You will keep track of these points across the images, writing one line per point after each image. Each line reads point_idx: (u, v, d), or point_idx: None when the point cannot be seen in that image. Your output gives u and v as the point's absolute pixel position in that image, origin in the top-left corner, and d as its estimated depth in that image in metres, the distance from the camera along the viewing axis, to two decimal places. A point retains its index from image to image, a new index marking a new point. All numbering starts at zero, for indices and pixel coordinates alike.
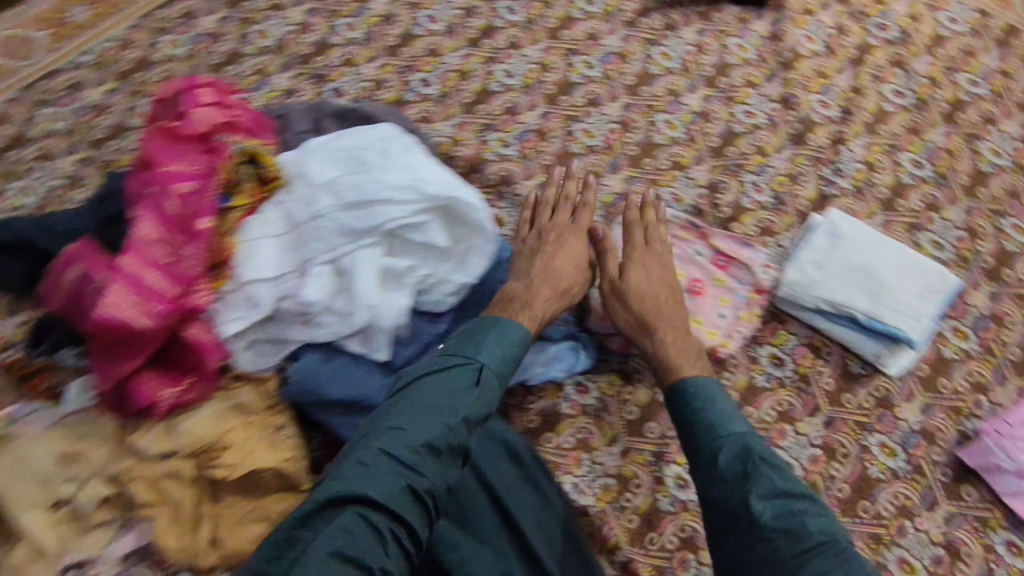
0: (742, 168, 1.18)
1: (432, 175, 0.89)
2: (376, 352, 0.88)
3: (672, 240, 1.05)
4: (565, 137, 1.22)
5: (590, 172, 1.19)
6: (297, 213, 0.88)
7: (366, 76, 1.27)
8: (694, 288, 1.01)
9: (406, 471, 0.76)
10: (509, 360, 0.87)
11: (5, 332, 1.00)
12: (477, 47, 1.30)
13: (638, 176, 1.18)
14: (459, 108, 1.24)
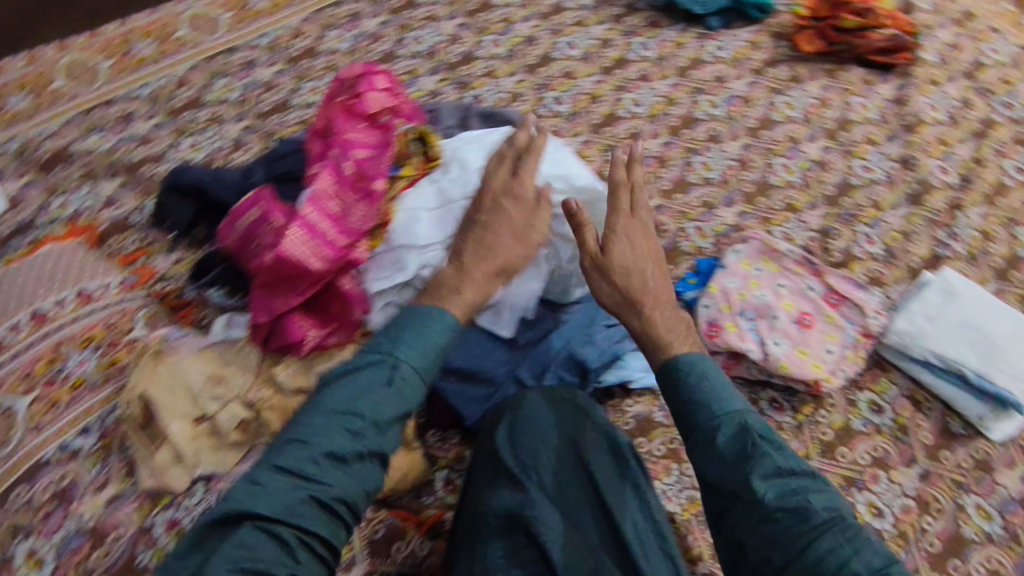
0: (856, 218, 1.21)
1: (577, 171, 1.00)
2: (501, 328, 0.97)
3: (787, 272, 1.09)
4: (685, 166, 1.28)
5: (705, 202, 1.24)
6: (452, 192, 0.98)
7: (506, 86, 1.36)
8: (805, 320, 1.04)
9: (304, 481, 0.70)
10: (426, 351, 0.79)
11: (163, 266, 1.11)
12: (610, 75, 1.39)
13: (751, 212, 1.22)
14: (587, 128, 1.32)
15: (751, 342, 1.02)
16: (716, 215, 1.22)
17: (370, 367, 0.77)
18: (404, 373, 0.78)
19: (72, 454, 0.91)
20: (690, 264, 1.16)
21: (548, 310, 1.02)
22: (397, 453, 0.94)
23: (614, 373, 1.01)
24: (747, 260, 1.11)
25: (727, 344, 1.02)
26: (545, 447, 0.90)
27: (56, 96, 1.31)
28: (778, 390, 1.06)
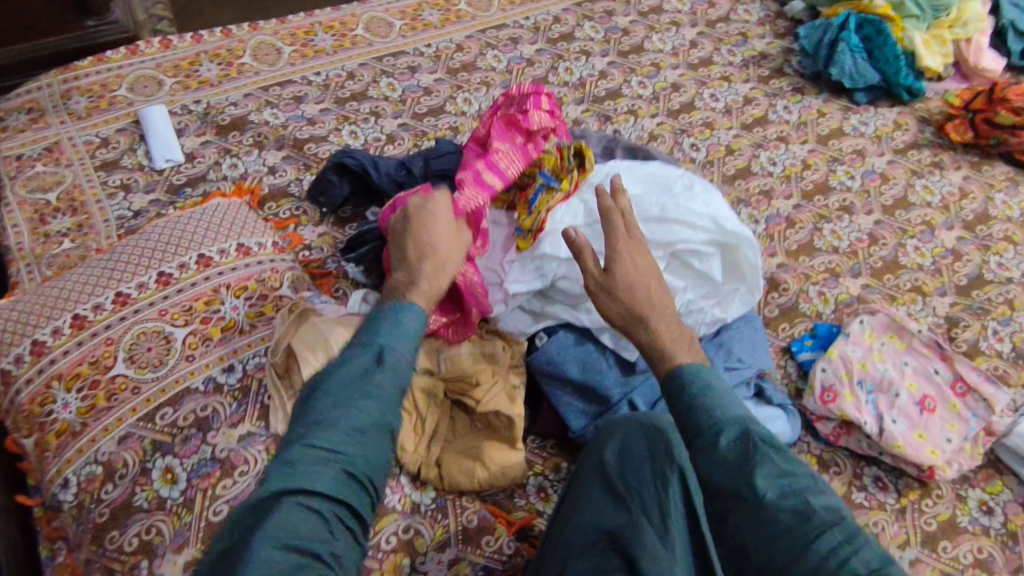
0: (986, 313, 1.19)
1: (728, 215, 0.99)
2: (624, 352, 0.99)
3: (913, 352, 1.10)
4: (814, 230, 1.29)
5: (830, 269, 1.24)
6: (598, 213, 1.01)
7: (648, 126, 1.42)
8: (926, 404, 1.04)
9: (329, 457, 0.64)
10: (417, 335, 0.76)
11: (311, 237, 1.21)
12: (748, 132, 1.43)
13: (876, 287, 1.21)
14: (720, 178, 1.36)
15: (867, 414, 1.02)
16: (840, 283, 1.22)
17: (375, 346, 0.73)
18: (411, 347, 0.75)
19: (216, 389, 0.94)
20: (807, 325, 1.16)
21: None
22: (502, 449, 0.94)
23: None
24: (872, 332, 1.11)
25: (843, 411, 1.02)
26: (647, 468, 0.84)
27: (242, 69, 1.44)
28: (884, 470, 1.03)
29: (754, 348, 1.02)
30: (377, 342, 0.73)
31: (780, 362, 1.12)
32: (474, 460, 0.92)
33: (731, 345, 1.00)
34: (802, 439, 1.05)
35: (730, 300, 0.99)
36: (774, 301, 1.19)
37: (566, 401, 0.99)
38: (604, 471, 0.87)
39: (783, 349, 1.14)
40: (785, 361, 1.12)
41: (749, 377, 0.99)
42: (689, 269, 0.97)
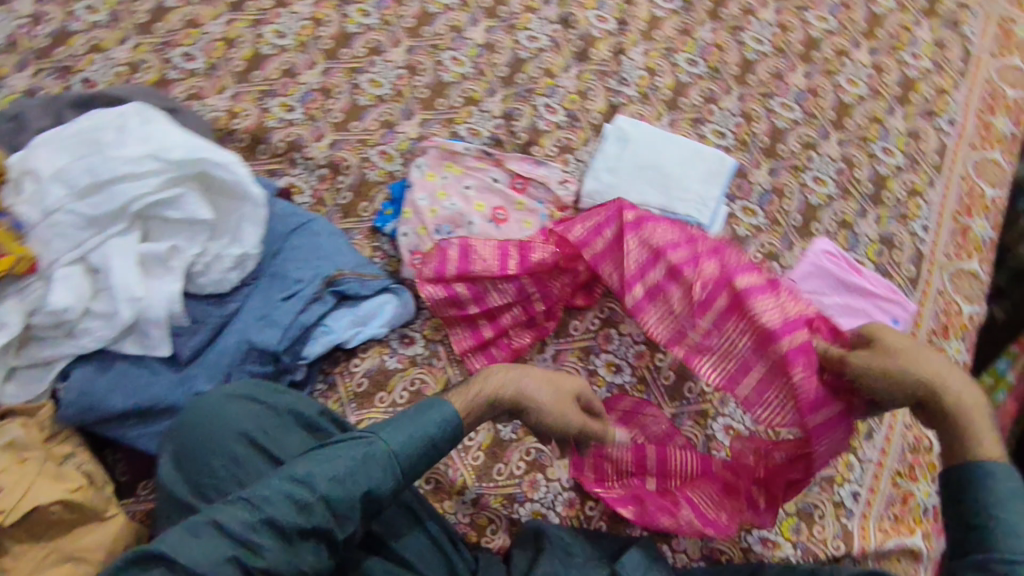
0: (535, 96, 1.24)
1: (172, 141, 0.88)
2: (154, 348, 0.90)
3: (469, 171, 1.14)
4: (351, 89, 1.24)
5: (383, 120, 1.22)
6: (26, 217, 0.86)
7: (230, 68, 1.25)
8: (497, 216, 1.11)
9: (239, 543, 0.69)
10: (404, 436, 0.78)
11: None
12: (238, 10, 1.30)
13: (431, 118, 1.22)
14: (231, 79, 1.24)
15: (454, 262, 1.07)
16: (397, 133, 1.21)
17: (342, 450, 0.75)
18: (427, 453, 0.79)
19: None
20: (383, 193, 1.17)
21: (210, 306, 0.94)
22: (83, 532, 0.84)
23: (316, 343, 0.98)
24: (429, 171, 1.13)
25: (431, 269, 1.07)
26: (214, 457, 0.77)
27: None
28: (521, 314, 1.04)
29: (313, 254, 1.00)
30: (406, 440, 0.78)
31: (374, 244, 1.13)
32: (62, 563, 0.83)
33: (283, 269, 0.99)
34: (422, 307, 1.08)
35: (234, 228, 0.92)
36: (366, 212, 1.15)
37: (127, 436, 0.90)
38: (175, 493, 0.76)
39: (372, 229, 1.14)
40: (379, 240, 1.14)
41: (311, 293, 0.98)
42: (173, 221, 0.90)
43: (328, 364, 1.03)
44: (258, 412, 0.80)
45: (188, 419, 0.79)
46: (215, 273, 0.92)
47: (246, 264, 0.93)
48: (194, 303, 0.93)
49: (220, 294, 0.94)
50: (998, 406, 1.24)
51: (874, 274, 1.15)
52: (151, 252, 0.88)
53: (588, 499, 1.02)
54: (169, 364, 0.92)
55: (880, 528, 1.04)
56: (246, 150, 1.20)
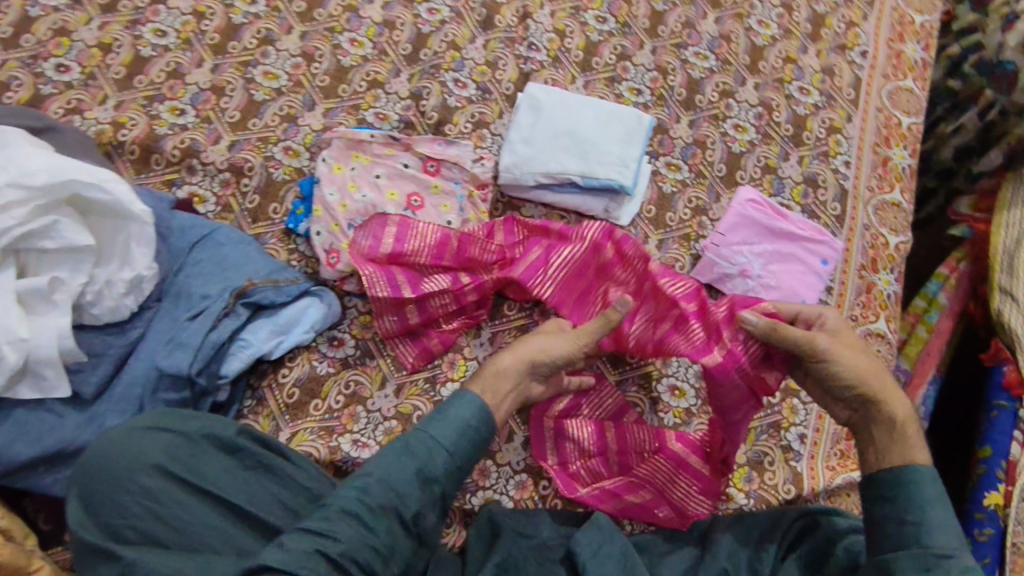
0: (439, 69, 1.19)
1: (35, 165, 0.83)
2: (54, 390, 0.85)
3: (377, 158, 1.09)
4: (246, 85, 1.16)
5: (284, 114, 1.15)
6: None
7: (109, 76, 1.16)
8: (412, 203, 1.07)
9: (317, 538, 0.71)
10: (448, 423, 0.80)
11: None
12: (112, 12, 1.20)
13: (335, 107, 1.16)
14: (113, 87, 1.16)
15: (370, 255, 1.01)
16: (300, 126, 1.14)
17: (392, 448, 0.78)
18: (471, 433, 0.80)
19: None
20: (294, 191, 1.10)
21: (110, 336, 0.90)
22: None
23: (236, 359, 0.93)
24: (337, 164, 1.08)
25: (348, 264, 1.02)
26: (120, 495, 0.75)
27: None
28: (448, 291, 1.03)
29: (219, 267, 0.96)
30: (454, 429, 0.79)
31: (288, 247, 1.08)
32: None
33: (188, 288, 0.94)
34: (347, 307, 1.04)
35: (124, 251, 0.88)
36: (276, 214, 1.09)
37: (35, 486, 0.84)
38: (83, 541, 0.74)
39: (285, 232, 1.08)
40: (294, 242, 1.08)
41: (221, 308, 0.93)
42: (51, 252, 0.85)
43: (254, 379, 0.98)
44: (166, 441, 0.78)
45: (86, 462, 0.77)
46: (110, 300, 0.88)
47: (142, 287, 0.90)
48: (93, 336, 0.89)
49: (119, 322, 0.91)
50: (934, 328, 1.25)
51: (802, 217, 1.14)
52: (30, 288, 0.83)
53: (540, 477, 1.00)
54: (74, 404, 0.87)
55: (828, 465, 1.03)
56: (139, 162, 1.12)
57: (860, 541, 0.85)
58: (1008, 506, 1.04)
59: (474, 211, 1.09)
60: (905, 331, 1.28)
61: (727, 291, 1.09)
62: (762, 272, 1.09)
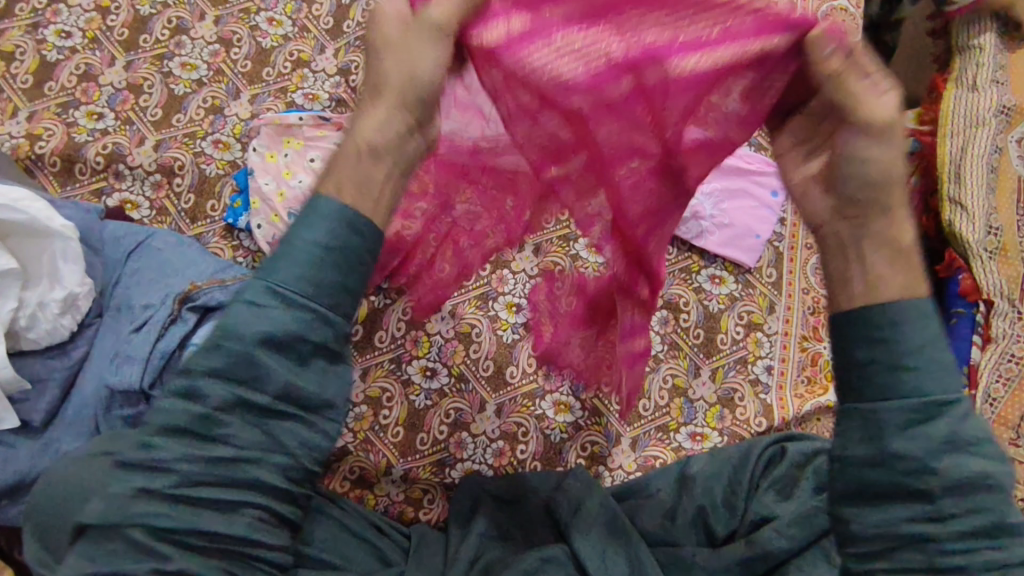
0: (365, 40, 1.14)
1: None
2: (2, 421, 0.82)
3: (310, 142, 1.05)
4: (164, 79, 1.11)
5: (208, 106, 1.10)
6: None
7: (16, 86, 1.10)
8: None
9: (144, 471, 0.56)
10: (297, 260, 0.58)
11: None
12: (10, 17, 1.13)
13: (261, 92, 1.11)
14: (22, 98, 1.09)
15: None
16: (227, 117, 1.10)
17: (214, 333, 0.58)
18: (329, 249, 0.58)
19: None
20: (230, 185, 1.06)
21: (52, 360, 0.87)
22: None
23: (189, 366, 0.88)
24: (270, 153, 1.05)
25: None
26: None
27: None
28: None
29: (159, 274, 0.93)
30: (299, 261, 0.58)
31: (231, 243, 1.04)
32: None
33: (129, 300, 0.91)
34: None
35: (53, 269, 0.86)
36: (215, 211, 1.05)
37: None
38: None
39: (226, 228, 1.05)
40: (236, 237, 1.05)
41: (165, 316, 0.89)
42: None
43: None
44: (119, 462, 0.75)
45: (41, 496, 0.75)
46: (47, 323, 0.85)
47: (78, 304, 0.88)
48: (34, 361, 0.87)
49: (60, 344, 0.88)
50: None
51: (748, 150, 1.13)
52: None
53: (517, 440, 0.99)
54: (25, 434, 0.85)
55: (797, 394, 1.04)
56: (62, 173, 1.07)
57: (824, 462, 0.88)
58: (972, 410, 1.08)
59: None
60: None
61: (683, 234, 1.08)
62: (713, 212, 1.09)
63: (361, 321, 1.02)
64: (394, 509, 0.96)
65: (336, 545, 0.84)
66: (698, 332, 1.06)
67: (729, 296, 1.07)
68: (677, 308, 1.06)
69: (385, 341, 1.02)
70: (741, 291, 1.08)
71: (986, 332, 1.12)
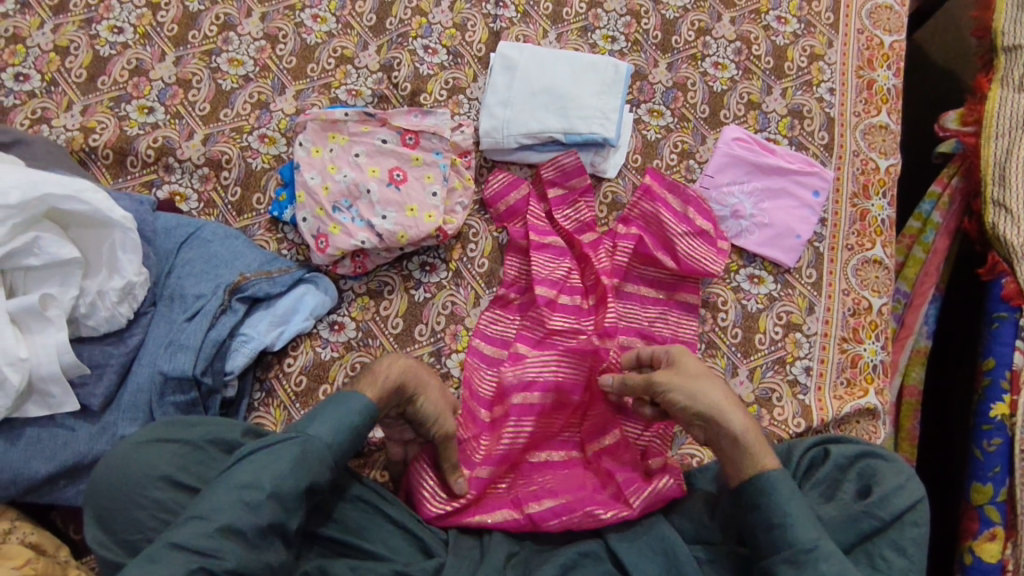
0: (406, 37, 1.15)
1: (3, 183, 0.81)
2: (61, 406, 0.87)
3: (354, 137, 1.07)
4: (212, 74, 1.13)
5: (254, 102, 1.12)
6: None
7: (70, 80, 1.13)
8: (394, 177, 1.04)
9: (193, 554, 0.71)
10: (342, 432, 0.81)
11: None
12: (65, 13, 1.16)
13: (305, 88, 1.13)
14: (76, 92, 1.13)
15: (360, 231, 1.01)
16: (272, 112, 1.12)
17: (300, 426, 0.81)
18: (335, 454, 0.81)
19: None
20: (275, 179, 1.09)
21: (109, 348, 0.90)
22: None
23: (238, 355, 0.94)
24: (315, 148, 1.06)
25: (338, 248, 1.00)
26: (134, 510, 0.77)
27: None
28: (430, 253, 1.06)
29: (209, 265, 0.96)
30: (334, 427, 0.81)
31: (277, 236, 1.07)
32: None
33: (181, 289, 0.95)
34: (344, 292, 1.04)
35: (110, 259, 0.88)
36: (260, 204, 1.08)
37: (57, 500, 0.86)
38: (109, 558, 0.76)
39: (271, 221, 1.07)
40: (281, 231, 1.07)
41: (216, 306, 0.93)
42: (38, 268, 0.85)
43: (259, 371, 0.98)
44: (175, 450, 0.80)
45: (101, 479, 0.78)
46: (106, 312, 0.88)
47: (134, 294, 0.91)
48: (94, 349, 0.90)
49: (117, 332, 0.91)
50: (931, 247, 1.24)
51: (789, 150, 1.13)
52: (21, 308, 0.82)
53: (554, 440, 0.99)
54: (84, 417, 0.89)
55: (836, 395, 1.04)
56: (114, 167, 1.10)
57: (867, 467, 0.89)
58: (1013, 415, 1.06)
59: (458, 178, 1.07)
60: (902, 255, 1.28)
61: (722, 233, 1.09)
62: (753, 212, 1.09)
63: (401, 315, 1.03)
64: None
65: (379, 537, 0.87)
66: (736, 331, 1.05)
67: (768, 296, 1.07)
68: (715, 306, 1.06)
69: (425, 334, 1.02)
70: (779, 291, 1.07)
71: None
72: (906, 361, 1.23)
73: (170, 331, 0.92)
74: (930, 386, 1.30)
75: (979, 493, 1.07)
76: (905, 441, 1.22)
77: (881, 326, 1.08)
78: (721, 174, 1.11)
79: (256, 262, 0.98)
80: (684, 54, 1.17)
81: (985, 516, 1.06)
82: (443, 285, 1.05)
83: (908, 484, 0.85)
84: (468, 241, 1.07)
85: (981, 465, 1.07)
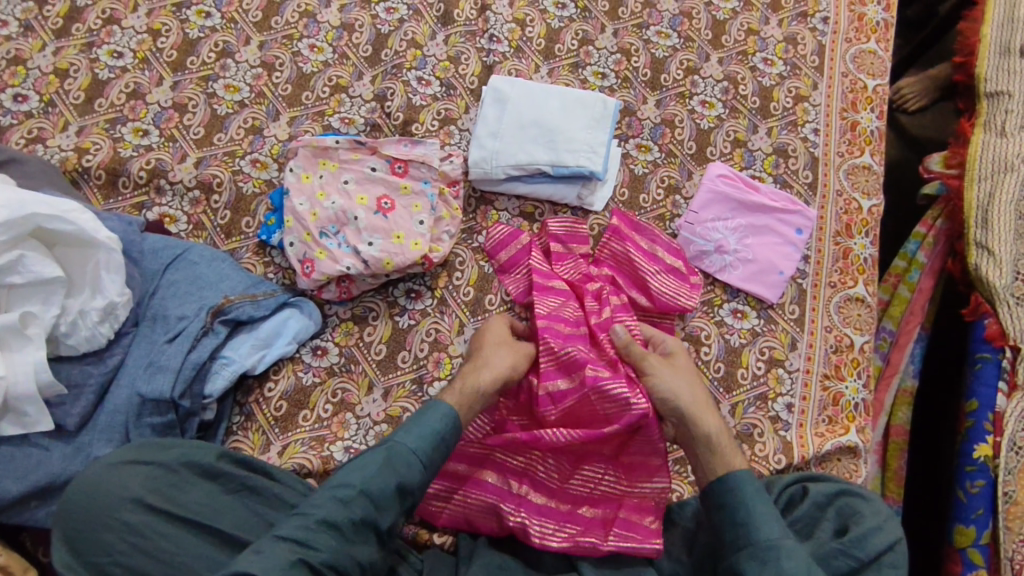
0: (400, 68, 1.18)
1: None
2: (34, 425, 0.86)
3: (345, 164, 1.08)
4: (208, 99, 1.15)
5: (248, 127, 1.14)
6: None
7: (68, 101, 1.15)
8: (382, 206, 1.05)
9: None
10: (426, 441, 0.82)
11: None
12: (66, 37, 1.19)
13: (299, 115, 1.15)
14: (73, 113, 1.14)
15: (346, 257, 1.01)
16: (265, 138, 1.14)
17: (389, 435, 0.83)
18: (425, 466, 0.82)
19: None
20: (265, 204, 1.10)
21: (88, 367, 0.90)
22: None
23: (218, 377, 0.94)
24: (305, 174, 1.08)
25: (324, 273, 1.01)
26: (104, 533, 0.76)
27: None
28: (416, 280, 1.07)
29: (194, 287, 0.96)
30: (417, 434, 0.82)
31: (264, 259, 1.08)
32: None
33: (164, 310, 0.95)
34: (329, 317, 1.04)
35: (93, 278, 0.89)
36: (249, 228, 1.09)
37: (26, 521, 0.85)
38: None
39: (259, 244, 1.08)
40: (268, 254, 1.08)
41: (198, 328, 0.94)
42: (21, 286, 0.86)
43: (239, 395, 0.98)
44: (149, 473, 0.79)
45: (70, 501, 0.78)
46: (87, 330, 0.89)
47: (116, 313, 0.91)
48: (73, 368, 0.90)
49: (98, 351, 0.91)
50: (916, 286, 1.25)
51: (773, 188, 1.14)
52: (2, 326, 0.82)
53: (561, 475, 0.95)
54: (58, 436, 0.88)
55: (817, 432, 1.04)
56: (105, 187, 1.11)
57: (845, 504, 0.88)
58: (996, 457, 1.06)
59: (446, 208, 1.08)
60: (887, 293, 1.29)
61: (705, 267, 1.10)
62: (737, 247, 1.11)
63: (384, 340, 1.03)
64: (408, 530, 0.96)
65: None
66: (719, 366, 1.06)
67: (751, 330, 1.08)
68: (699, 340, 1.07)
69: (408, 362, 1.02)
70: (762, 327, 1.08)
71: (1012, 379, 1.10)
72: (891, 400, 1.23)
73: (151, 350, 0.92)
74: (918, 423, 1.30)
75: (962, 535, 1.06)
76: (890, 481, 1.21)
77: (863, 363, 1.08)
78: (706, 210, 1.12)
79: (242, 285, 0.98)
80: (673, 92, 1.20)
81: (968, 560, 1.05)
82: (427, 313, 1.05)
83: (885, 524, 0.85)
84: (454, 269, 1.08)
85: (965, 507, 1.06)
